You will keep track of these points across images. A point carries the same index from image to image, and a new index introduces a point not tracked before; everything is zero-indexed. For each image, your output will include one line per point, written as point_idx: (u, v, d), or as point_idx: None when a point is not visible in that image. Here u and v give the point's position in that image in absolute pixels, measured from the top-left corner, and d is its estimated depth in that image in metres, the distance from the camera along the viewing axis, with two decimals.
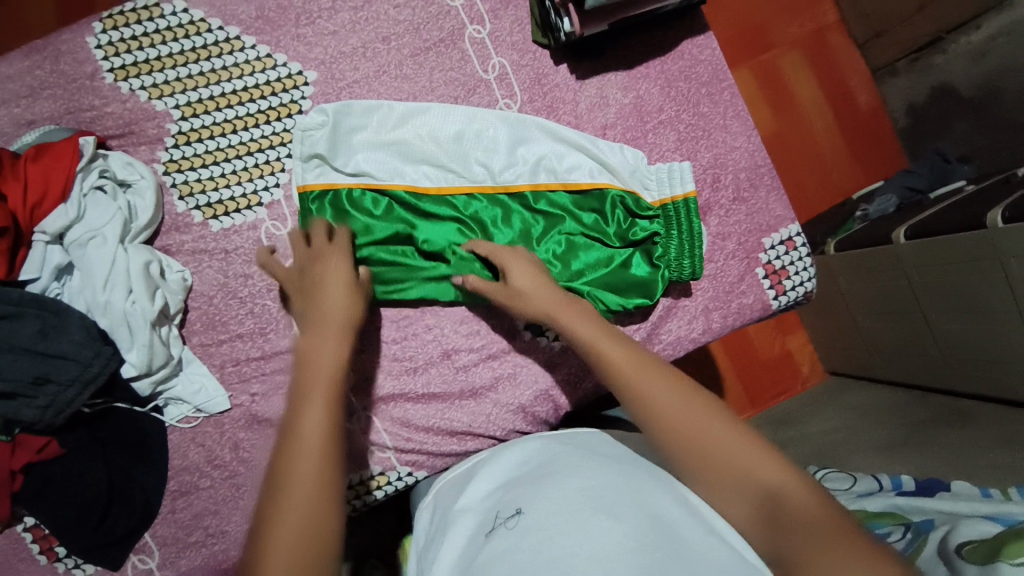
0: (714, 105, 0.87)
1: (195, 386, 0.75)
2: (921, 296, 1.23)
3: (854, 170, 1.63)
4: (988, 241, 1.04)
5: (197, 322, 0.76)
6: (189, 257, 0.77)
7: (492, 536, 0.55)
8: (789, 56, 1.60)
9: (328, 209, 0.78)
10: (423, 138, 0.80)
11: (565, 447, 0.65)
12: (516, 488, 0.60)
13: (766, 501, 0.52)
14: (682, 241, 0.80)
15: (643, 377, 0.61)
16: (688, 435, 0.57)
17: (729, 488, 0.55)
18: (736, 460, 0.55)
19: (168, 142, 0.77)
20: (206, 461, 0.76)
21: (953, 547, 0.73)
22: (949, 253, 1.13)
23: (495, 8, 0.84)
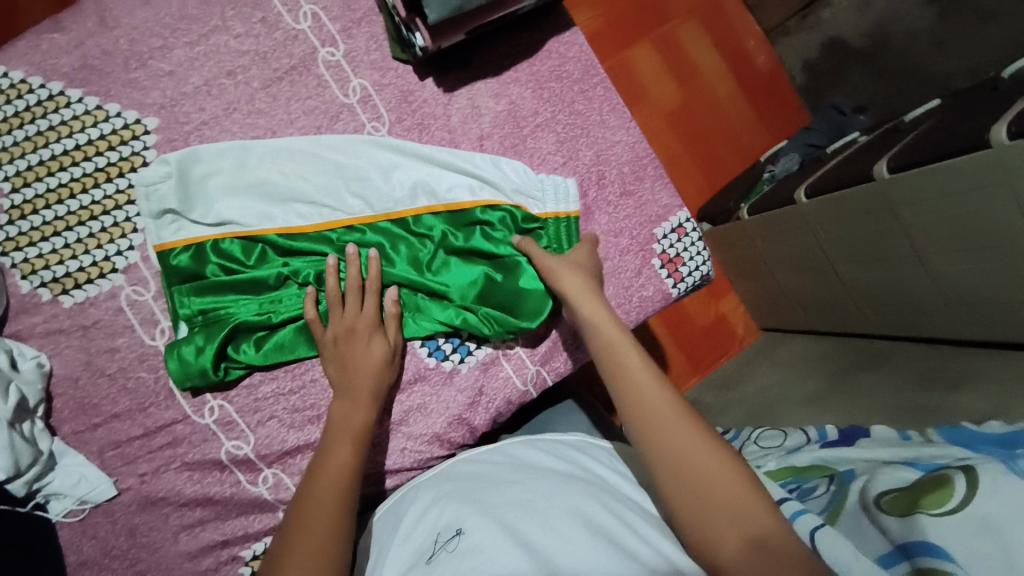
0: (589, 101, 0.86)
1: (72, 478, 0.69)
2: (829, 252, 1.28)
3: (756, 134, 1.68)
4: (881, 193, 1.07)
5: (65, 409, 0.70)
6: (44, 339, 0.70)
7: (433, 562, 0.56)
8: (681, 28, 1.61)
9: (194, 267, 0.73)
10: (287, 176, 0.75)
11: (501, 466, 0.68)
12: (454, 509, 0.61)
13: (750, 537, 0.52)
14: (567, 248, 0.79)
15: (658, 401, 0.62)
16: (685, 456, 0.57)
17: (716, 520, 0.53)
18: (725, 488, 0.55)
19: (0, 219, 0.70)
20: (102, 552, 0.71)
21: (872, 497, 0.70)
22: (847, 208, 1.16)
23: (347, 27, 0.80)
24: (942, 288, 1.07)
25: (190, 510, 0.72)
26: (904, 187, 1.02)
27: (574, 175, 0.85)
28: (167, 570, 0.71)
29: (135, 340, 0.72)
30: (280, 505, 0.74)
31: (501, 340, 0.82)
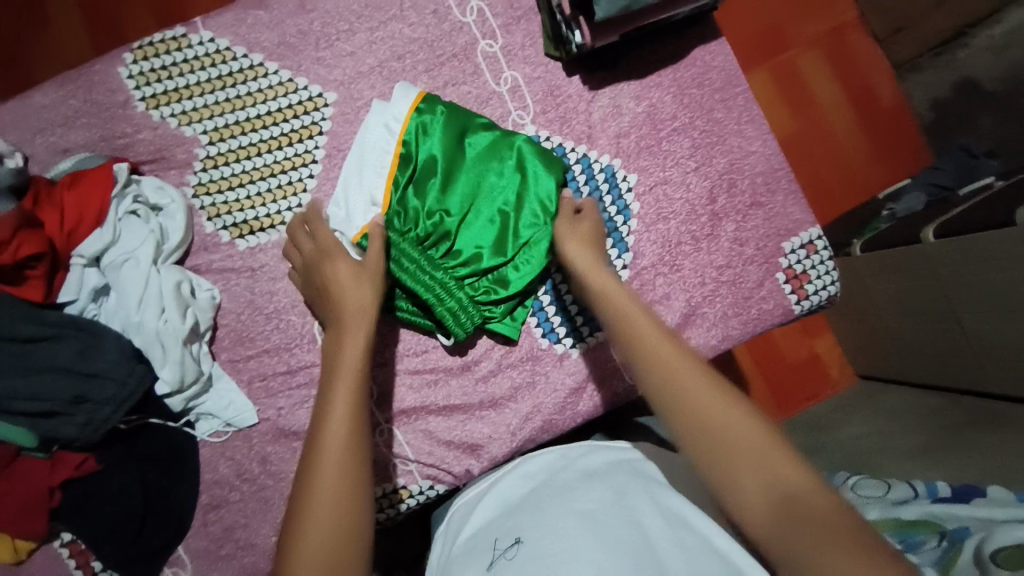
0: (729, 110, 0.87)
1: (223, 402, 0.77)
2: (954, 299, 1.19)
3: (876, 167, 1.60)
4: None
5: (225, 338, 0.79)
6: (217, 276, 0.79)
7: (493, 570, 0.54)
8: (809, 56, 1.58)
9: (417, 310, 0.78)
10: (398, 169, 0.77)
11: (564, 467, 0.64)
12: (517, 516, 0.59)
13: (783, 499, 0.46)
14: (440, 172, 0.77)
15: (665, 355, 0.56)
16: (713, 425, 0.51)
17: (743, 481, 0.48)
18: (762, 456, 0.48)
19: (196, 166, 0.80)
20: (235, 474, 0.78)
21: (988, 555, 0.68)
22: (981, 252, 1.09)
23: (507, 23, 0.85)
24: None
25: None
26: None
27: (706, 181, 0.86)
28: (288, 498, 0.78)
29: (291, 286, 0.80)
30: (392, 458, 0.80)
31: None
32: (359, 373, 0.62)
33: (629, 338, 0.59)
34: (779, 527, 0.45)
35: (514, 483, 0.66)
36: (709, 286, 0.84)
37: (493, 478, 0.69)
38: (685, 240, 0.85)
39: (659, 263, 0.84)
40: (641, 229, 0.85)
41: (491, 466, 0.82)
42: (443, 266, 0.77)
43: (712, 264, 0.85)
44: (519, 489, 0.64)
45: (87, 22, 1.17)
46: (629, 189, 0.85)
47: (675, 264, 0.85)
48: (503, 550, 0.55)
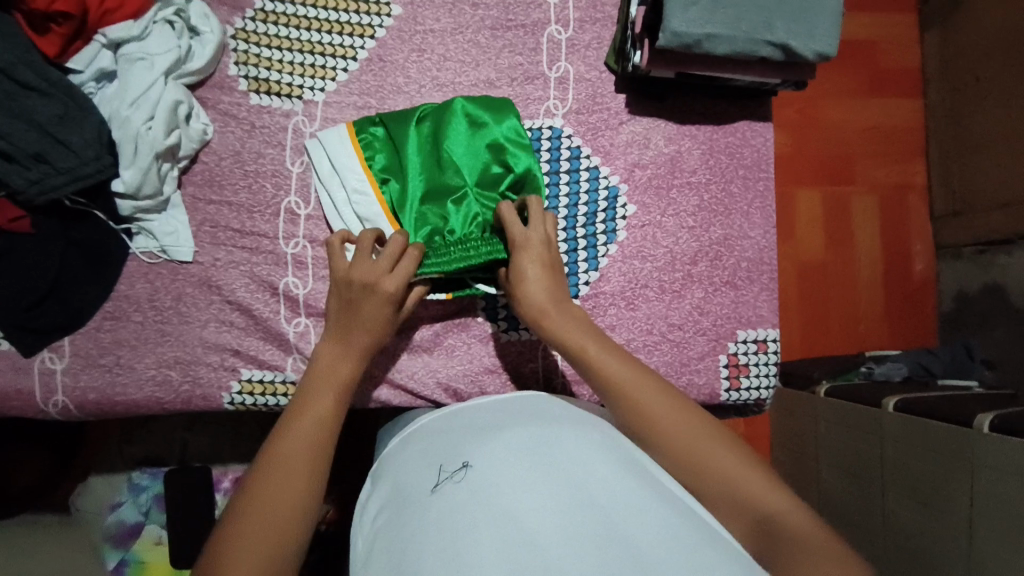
0: (745, 189, 0.88)
1: (168, 228, 0.79)
2: (887, 477, 1.18)
3: (877, 327, 1.59)
4: (968, 442, 1.00)
5: (197, 175, 0.81)
6: (218, 115, 0.81)
7: (437, 491, 0.53)
8: (859, 198, 1.59)
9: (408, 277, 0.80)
10: (376, 135, 0.81)
11: (506, 404, 0.64)
12: (461, 442, 0.58)
13: (757, 516, 0.54)
14: (414, 136, 0.80)
15: (637, 395, 0.63)
16: (684, 455, 0.59)
17: (722, 503, 0.56)
18: (729, 479, 0.56)
19: (247, 12, 0.82)
20: (147, 298, 0.79)
21: None
22: (929, 442, 1.08)
23: (583, 19, 0.87)
24: (970, 563, 0.98)
25: (230, 309, 0.81)
26: (991, 447, 0.95)
27: (695, 243, 0.86)
28: (184, 342, 0.80)
29: (279, 156, 0.82)
30: (294, 352, 0.81)
31: None
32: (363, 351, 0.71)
33: (598, 379, 0.65)
34: (759, 546, 0.52)
35: (462, 410, 0.65)
36: (654, 337, 0.85)
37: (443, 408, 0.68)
38: (651, 285, 0.85)
39: (619, 294, 0.85)
40: (617, 256, 0.85)
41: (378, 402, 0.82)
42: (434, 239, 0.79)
43: (666, 318, 0.85)
44: (464, 415, 0.64)
45: None
46: (623, 217, 0.86)
47: (632, 303, 0.85)
48: (451, 473, 0.55)
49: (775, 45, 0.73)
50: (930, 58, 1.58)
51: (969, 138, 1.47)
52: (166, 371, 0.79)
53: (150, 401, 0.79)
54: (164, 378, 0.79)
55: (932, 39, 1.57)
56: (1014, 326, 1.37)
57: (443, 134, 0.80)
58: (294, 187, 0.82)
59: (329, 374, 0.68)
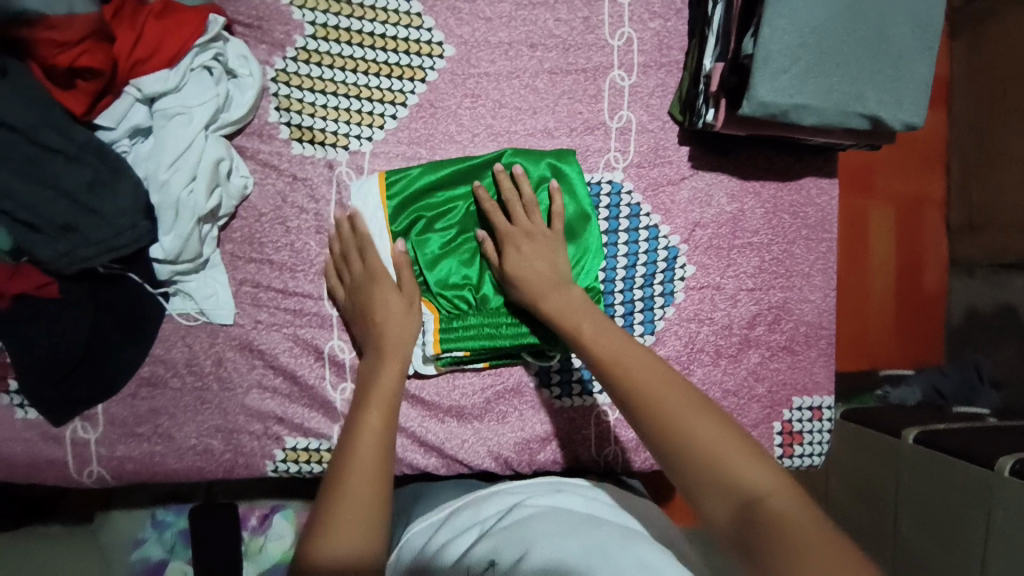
0: (807, 250, 0.85)
1: (207, 291, 0.74)
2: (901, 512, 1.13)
3: (891, 343, 1.49)
4: (989, 484, 0.96)
5: (237, 231, 0.75)
6: (258, 166, 0.75)
7: None
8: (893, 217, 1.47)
9: (453, 333, 0.74)
10: (402, 188, 0.74)
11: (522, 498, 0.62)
12: (487, 542, 0.55)
13: (744, 505, 0.47)
14: (445, 184, 0.75)
15: (631, 367, 0.57)
16: (666, 440, 0.52)
17: (706, 488, 0.49)
18: (715, 454, 0.50)
19: (288, 52, 0.75)
20: (185, 363, 0.75)
21: None
22: (948, 479, 1.03)
23: (648, 64, 0.81)
24: None
25: (273, 374, 0.76)
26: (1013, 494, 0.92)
27: (753, 305, 0.84)
28: (224, 410, 0.76)
29: (322, 212, 0.76)
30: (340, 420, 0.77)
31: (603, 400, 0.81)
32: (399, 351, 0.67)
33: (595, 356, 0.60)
34: (745, 535, 0.45)
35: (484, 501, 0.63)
36: None
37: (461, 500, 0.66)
38: (707, 349, 0.83)
39: (674, 359, 0.82)
40: (674, 319, 0.82)
41: (426, 469, 0.79)
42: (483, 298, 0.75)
43: (721, 384, 0.83)
44: (485, 507, 0.62)
45: None
46: (681, 278, 0.83)
47: (687, 367, 0.83)
48: (472, 566, 0.52)
49: (865, 117, 0.69)
50: (956, 66, 1.44)
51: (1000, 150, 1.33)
52: (207, 441, 0.76)
53: (192, 471, 0.76)
54: (205, 447, 0.76)
55: (960, 47, 1.43)
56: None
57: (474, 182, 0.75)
58: None
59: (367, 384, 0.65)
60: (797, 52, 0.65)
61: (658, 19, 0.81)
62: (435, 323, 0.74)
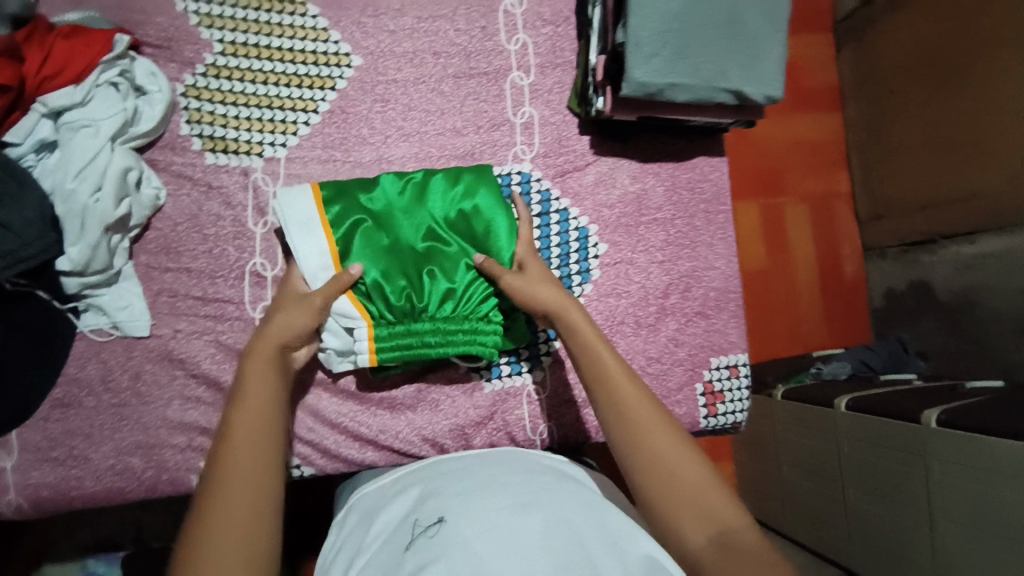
0: (707, 223, 0.92)
1: (121, 302, 0.73)
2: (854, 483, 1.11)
3: (820, 327, 1.57)
4: (919, 440, 0.96)
5: (152, 242, 0.75)
6: (171, 178, 0.76)
7: (410, 550, 0.49)
8: (805, 209, 1.58)
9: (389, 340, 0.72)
10: (345, 199, 0.74)
11: (470, 462, 0.62)
12: (437, 497, 0.55)
13: (720, 536, 0.53)
14: (388, 195, 0.76)
15: (635, 405, 0.61)
16: (659, 475, 0.57)
17: (687, 519, 0.55)
18: (699, 494, 0.56)
19: (197, 68, 0.78)
20: (100, 380, 0.73)
21: None
22: (885, 440, 1.03)
23: (544, 65, 0.89)
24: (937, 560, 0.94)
25: (196, 383, 0.75)
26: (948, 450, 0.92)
27: (665, 276, 0.89)
28: (144, 426, 0.74)
29: (238, 218, 0.77)
30: None
31: (532, 379, 0.83)
32: (271, 356, 0.63)
33: (602, 384, 0.63)
34: (719, 562, 0.51)
35: (431, 467, 0.63)
36: None
37: (413, 465, 0.66)
38: (627, 321, 0.87)
39: None
40: (593, 296, 0.87)
41: (363, 464, 0.79)
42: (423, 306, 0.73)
43: (644, 352, 0.87)
44: (438, 469, 0.62)
45: None
46: (596, 256, 0.88)
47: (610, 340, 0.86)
48: (422, 524, 0.52)
49: (730, 91, 0.77)
50: (846, 71, 1.57)
51: (892, 143, 1.43)
52: (126, 459, 0.73)
53: (112, 493, 0.73)
54: (125, 465, 0.73)
55: (847, 55, 1.56)
56: (942, 317, 1.34)
57: (421, 191, 0.76)
58: (259, 248, 0.77)
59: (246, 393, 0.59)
60: (664, 37, 0.74)
61: (549, 25, 0.89)
62: (368, 332, 0.72)
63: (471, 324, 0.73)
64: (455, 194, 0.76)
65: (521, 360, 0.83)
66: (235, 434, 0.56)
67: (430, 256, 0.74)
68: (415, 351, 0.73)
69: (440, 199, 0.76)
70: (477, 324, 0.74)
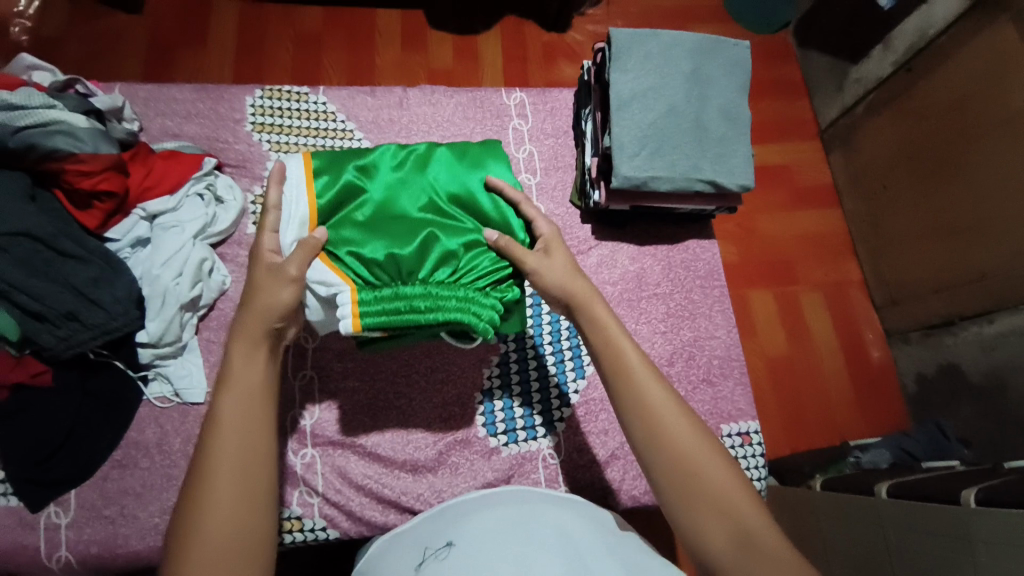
0: (704, 296, 1.00)
1: (183, 371, 0.84)
2: None
3: (853, 417, 1.38)
4: (959, 521, 0.80)
5: (214, 320, 0.88)
6: (236, 267, 0.91)
7: (421, 569, 0.57)
8: (815, 299, 1.44)
9: (376, 302, 0.69)
10: (341, 170, 0.76)
11: (481, 497, 0.68)
12: (447, 524, 0.63)
13: (740, 534, 0.57)
14: (386, 168, 0.78)
15: (658, 403, 0.65)
16: (684, 473, 0.61)
17: (709, 517, 0.59)
18: (720, 492, 0.60)
19: (266, 182, 0.96)
20: (156, 442, 0.82)
21: None
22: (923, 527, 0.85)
23: (548, 168, 1.05)
24: None
25: None
26: (990, 535, 0.76)
27: (669, 345, 0.96)
28: None
29: None
30: (301, 485, 0.82)
31: (546, 444, 0.88)
32: (256, 335, 0.64)
33: (624, 380, 0.67)
34: (740, 558, 0.56)
35: (444, 508, 0.68)
36: None
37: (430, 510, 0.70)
38: None
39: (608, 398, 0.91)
40: None
41: (385, 527, 0.82)
42: (420, 271, 0.72)
43: None
44: (451, 508, 0.67)
45: (245, 43, 1.36)
46: None
47: None
48: (433, 548, 0.59)
49: (705, 182, 0.90)
50: (838, 173, 1.53)
51: (897, 227, 1.35)
52: (169, 519, 0.79)
53: (151, 552, 0.77)
54: (167, 525, 0.78)
55: (837, 160, 1.52)
56: (978, 402, 1.20)
57: (421, 167, 0.79)
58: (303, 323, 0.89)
59: (240, 373, 0.62)
60: (642, 142, 0.89)
61: (551, 138, 1.07)
62: (352, 295, 0.69)
63: (465, 292, 0.71)
64: (456, 171, 0.79)
65: (535, 425, 0.89)
66: (223, 429, 0.59)
67: (428, 223, 0.75)
68: (402, 317, 0.69)
69: (439, 174, 0.78)
70: (472, 294, 0.71)
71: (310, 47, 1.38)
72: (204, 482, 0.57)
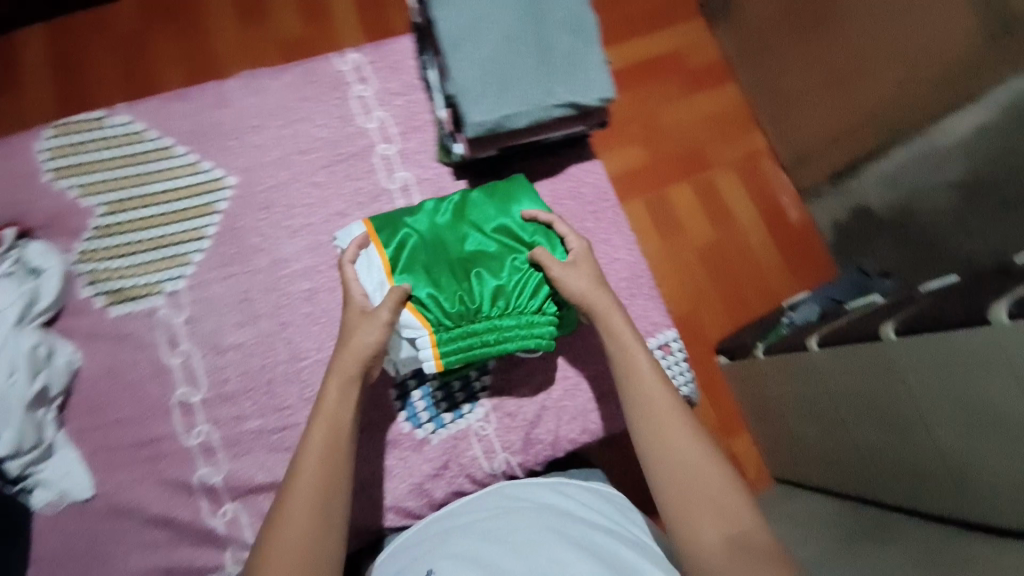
0: (597, 222, 0.96)
1: (61, 472, 0.76)
2: (857, 432, 0.88)
3: (782, 278, 1.36)
4: (891, 356, 0.76)
5: (80, 405, 0.79)
6: (84, 339, 0.81)
7: None
8: (727, 180, 1.39)
9: (452, 344, 0.74)
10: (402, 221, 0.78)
11: (471, 510, 0.69)
12: (433, 545, 0.63)
13: (737, 539, 0.59)
14: (432, 208, 0.80)
15: (673, 414, 0.67)
16: (686, 479, 0.63)
17: (706, 520, 0.60)
18: (720, 500, 0.61)
19: (86, 235, 0.84)
20: (59, 552, 0.75)
21: None
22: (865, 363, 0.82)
23: (405, 131, 0.95)
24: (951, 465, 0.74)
25: (151, 527, 0.77)
26: (913, 362, 0.73)
27: None
28: None
29: (153, 356, 0.81)
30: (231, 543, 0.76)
31: (475, 418, 0.85)
32: (335, 413, 0.65)
33: (638, 390, 0.69)
34: (734, 561, 0.57)
35: (437, 521, 0.69)
36: (572, 381, 0.88)
37: (435, 515, 0.72)
38: None
39: (526, 355, 0.88)
40: None
41: None
42: (479, 305, 0.75)
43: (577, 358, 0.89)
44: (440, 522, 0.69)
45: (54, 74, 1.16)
46: None
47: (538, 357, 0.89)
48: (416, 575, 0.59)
49: (563, 105, 0.83)
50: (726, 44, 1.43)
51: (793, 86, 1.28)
52: None
53: None
54: None
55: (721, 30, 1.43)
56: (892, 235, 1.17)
57: (465, 200, 0.81)
58: (179, 378, 0.81)
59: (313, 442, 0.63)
60: (486, 80, 0.81)
61: (400, 96, 0.96)
62: (431, 339, 0.73)
63: (524, 317, 0.76)
64: (496, 198, 0.81)
65: (460, 403, 0.86)
66: (293, 494, 0.61)
67: (479, 255, 0.78)
68: (476, 352, 0.75)
69: (481, 204, 0.80)
70: (531, 317, 0.76)
71: (134, 52, 1.18)
72: (271, 542, 0.58)
